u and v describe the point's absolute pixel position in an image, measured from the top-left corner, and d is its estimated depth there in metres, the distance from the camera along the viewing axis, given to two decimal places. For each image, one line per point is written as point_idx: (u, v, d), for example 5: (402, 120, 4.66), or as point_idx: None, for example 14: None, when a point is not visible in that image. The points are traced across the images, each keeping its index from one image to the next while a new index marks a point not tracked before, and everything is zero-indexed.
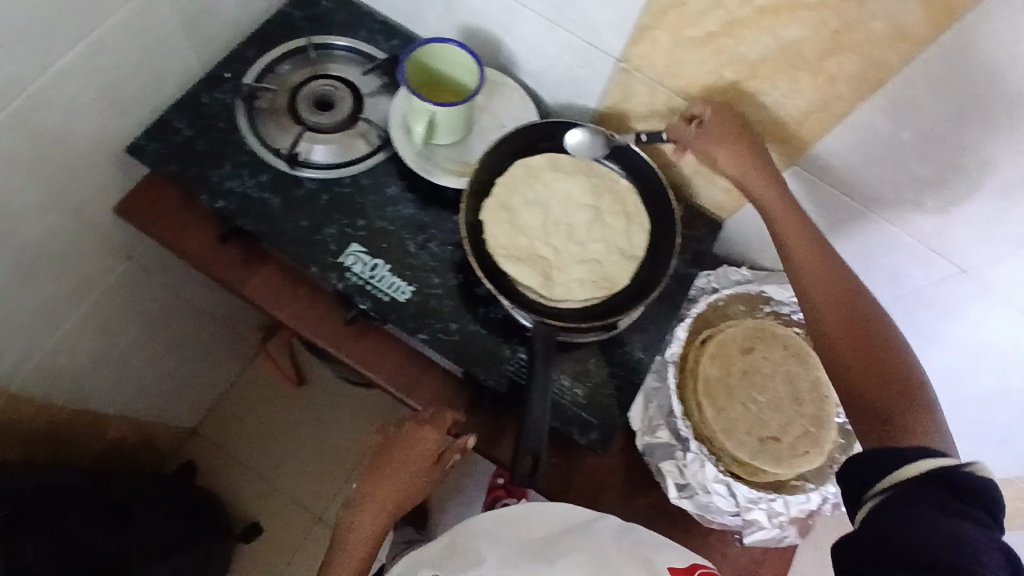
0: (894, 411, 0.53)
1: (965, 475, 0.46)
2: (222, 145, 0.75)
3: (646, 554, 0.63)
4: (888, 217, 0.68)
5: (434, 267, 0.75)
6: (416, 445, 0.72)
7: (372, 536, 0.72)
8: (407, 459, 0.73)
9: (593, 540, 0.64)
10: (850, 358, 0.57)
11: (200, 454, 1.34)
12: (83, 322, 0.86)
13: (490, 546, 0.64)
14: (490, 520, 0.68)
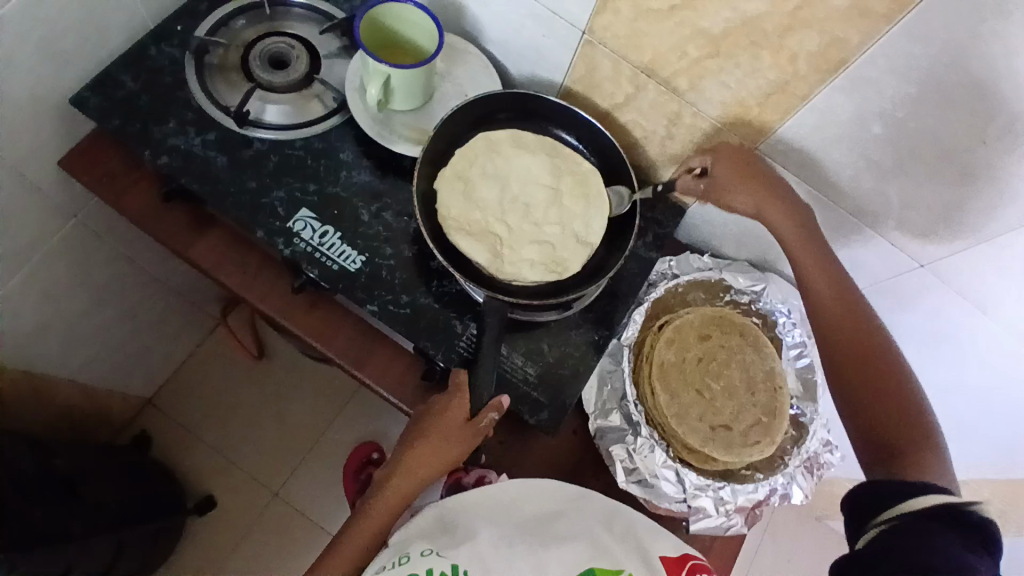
0: (899, 442, 0.60)
1: (969, 513, 0.48)
2: (168, 101, 0.72)
3: (641, 542, 0.61)
4: (848, 206, 0.69)
5: (388, 237, 0.73)
6: (446, 418, 0.63)
7: (372, 529, 0.62)
8: (422, 437, 0.63)
9: (589, 527, 0.60)
10: (866, 390, 0.63)
11: (155, 427, 1.30)
12: (26, 283, 0.83)
13: (483, 522, 0.59)
14: (481, 495, 0.62)
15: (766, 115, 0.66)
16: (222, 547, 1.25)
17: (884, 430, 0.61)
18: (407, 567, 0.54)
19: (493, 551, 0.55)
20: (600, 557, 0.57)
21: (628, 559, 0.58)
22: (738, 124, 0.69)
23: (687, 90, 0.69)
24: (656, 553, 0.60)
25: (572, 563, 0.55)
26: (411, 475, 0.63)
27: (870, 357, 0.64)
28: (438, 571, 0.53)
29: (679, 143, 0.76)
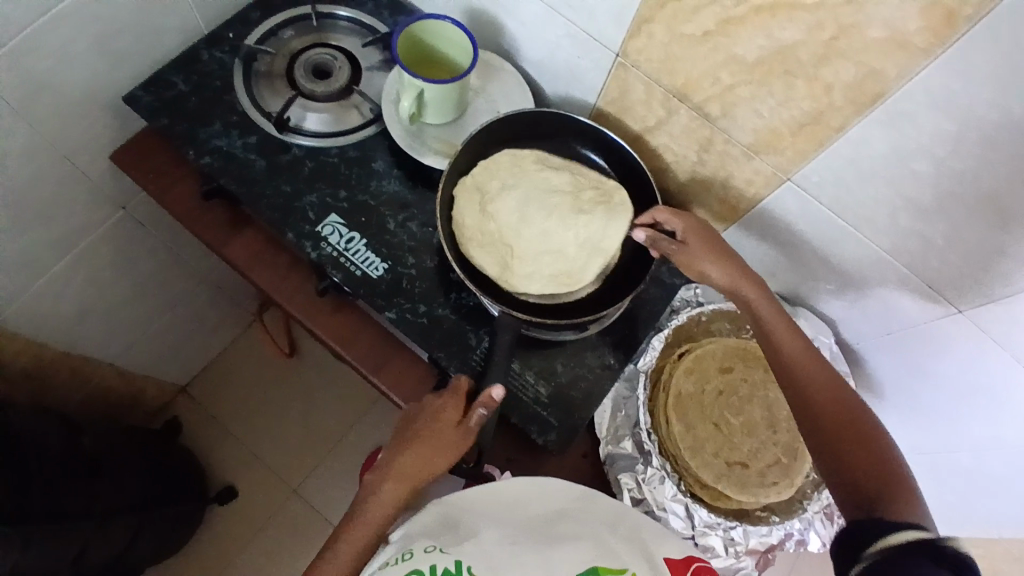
0: (874, 487, 0.53)
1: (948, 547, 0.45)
2: (215, 104, 0.76)
3: (648, 545, 0.56)
4: (885, 244, 0.67)
5: (412, 247, 0.74)
6: (438, 421, 0.63)
7: (365, 537, 0.60)
8: (415, 445, 0.62)
9: (594, 527, 0.56)
10: (825, 433, 0.57)
11: (185, 414, 1.35)
12: (73, 266, 0.88)
13: (486, 520, 0.56)
14: (485, 493, 0.60)
15: (800, 146, 0.64)
16: (238, 539, 1.28)
17: (856, 470, 0.54)
18: (410, 563, 0.52)
19: (494, 546, 0.52)
20: (605, 558, 0.52)
21: (633, 559, 0.53)
22: (771, 154, 0.67)
23: (719, 117, 0.68)
24: (663, 555, 0.55)
25: (576, 560, 0.51)
26: (404, 484, 0.62)
27: (827, 397, 0.59)
28: (441, 565, 0.50)
29: (710, 169, 0.75)
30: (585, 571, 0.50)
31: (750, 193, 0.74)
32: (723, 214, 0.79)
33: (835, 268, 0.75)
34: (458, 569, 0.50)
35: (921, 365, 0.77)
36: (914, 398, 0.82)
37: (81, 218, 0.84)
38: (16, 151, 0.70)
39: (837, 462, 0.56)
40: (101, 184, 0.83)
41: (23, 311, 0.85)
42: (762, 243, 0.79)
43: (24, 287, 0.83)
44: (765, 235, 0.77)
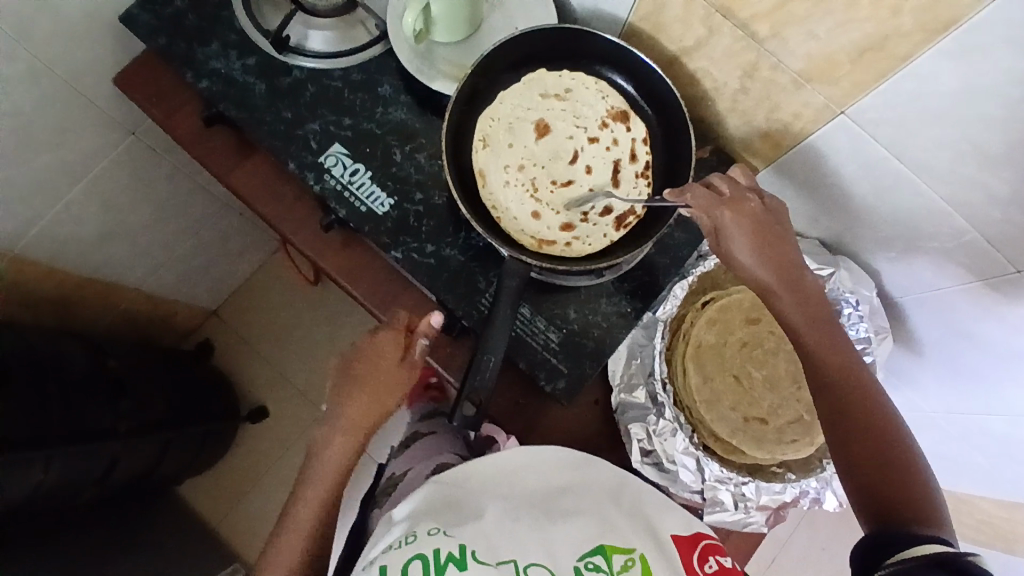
0: (888, 493, 0.51)
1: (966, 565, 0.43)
2: (212, 21, 0.70)
3: (647, 517, 0.58)
4: (942, 192, 0.60)
5: (421, 181, 0.69)
6: (377, 370, 0.66)
7: (325, 496, 0.68)
8: (357, 399, 0.67)
9: (594, 505, 0.57)
10: (852, 442, 0.53)
11: (216, 335, 1.39)
12: (84, 193, 0.87)
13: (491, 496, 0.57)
14: (485, 466, 0.59)
15: (858, 77, 0.56)
16: (268, 454, 1.34)
17: (878, 481, 0.51)
18: (412, 548, 0.48)
19: (501, 526, 0.53)
20: (608, 535, 0.53)
21: (636, 535, 0.54)
22: (824, 84, 0.59)
23: (767, 38, 0.59)
24: (667, 530, 0.57)
25: (583, 538, 0.53)
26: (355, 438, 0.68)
27: (856, 401, 0.54)
28: (445, 551, 0.48)
29: (753, 100, 0.66)
30: (591, 551, 0.52)
31: (797, 128, 0.66)
32: (765, 149, 0.71)
33: (886, 217, 0.68)
34: (463, 555, 0.48)
35: (966, 327, 0.72)
36: (956, 357, 0.77)
37: (88, 142, 0.82)
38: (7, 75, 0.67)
39: (859, 474, 0.53)
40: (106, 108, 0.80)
41: (40, 237, 0.86)
42: (806, 185, 0.72)
43: (38, 213, 0.83)
44: (807, 179, 0.70)
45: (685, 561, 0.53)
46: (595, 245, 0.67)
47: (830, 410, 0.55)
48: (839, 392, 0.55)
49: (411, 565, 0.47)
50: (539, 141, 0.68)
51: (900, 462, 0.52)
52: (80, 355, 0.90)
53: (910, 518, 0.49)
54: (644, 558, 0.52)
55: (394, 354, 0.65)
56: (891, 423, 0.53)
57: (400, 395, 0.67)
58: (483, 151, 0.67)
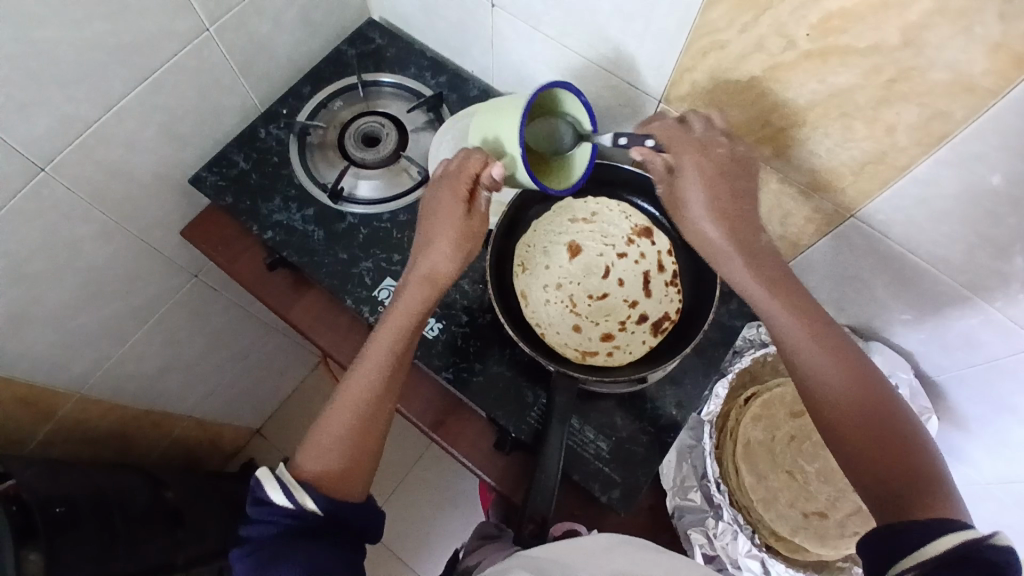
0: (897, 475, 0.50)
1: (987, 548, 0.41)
2: (273, 179, 0.80)
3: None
4: (962, 281, 0.63)
5: (466, 305, 0.75)
6: (443, 210, 0.61)
7: (359, 404, 0.61)
8: (428, 242, 0.63)
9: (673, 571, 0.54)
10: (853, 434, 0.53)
11: (259, 455, 1.41)
12: (149, 334, 0.94)
13: (580, 560, 0.55)
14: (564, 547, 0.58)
15: (862, 184, 0.62)
16: None
17: (884, 474, 0.50)
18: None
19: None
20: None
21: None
22: (833, 190, 0.65)
23: (772, 157, 0.66)
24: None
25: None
26: (442, 237, 0.62)
27: (856, 398, 0.54)
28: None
29: (765, 208, 0.72)
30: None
31: (811, 230, 0.71)
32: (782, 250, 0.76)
33: (910, 297, 0.70)
34: None
35: (1007, 401, 0.72)
36: (1006, 435, 0.75)
37: (158, 287, 0.90)
38: (92, 238, 0.76)
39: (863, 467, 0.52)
40: (173, 257, 0.88)
41: (105, 379, 0.92)
42: (831, 277, 0.75)
43: (106, 357, 0.90)
44: (831, 269, 0.74)
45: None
46: (635, 353, 0.70)
47: (817, 411, 0.56)
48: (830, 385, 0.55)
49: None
50: (573, 261, 0.73)
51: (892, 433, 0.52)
52: (137, 491, 0.93)
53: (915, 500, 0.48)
54: None
55: (465, 188, 0.60)
56: (894, 417, 0.53)
57: (472, 238, 0.63)
58: (522, 274, 0.73)
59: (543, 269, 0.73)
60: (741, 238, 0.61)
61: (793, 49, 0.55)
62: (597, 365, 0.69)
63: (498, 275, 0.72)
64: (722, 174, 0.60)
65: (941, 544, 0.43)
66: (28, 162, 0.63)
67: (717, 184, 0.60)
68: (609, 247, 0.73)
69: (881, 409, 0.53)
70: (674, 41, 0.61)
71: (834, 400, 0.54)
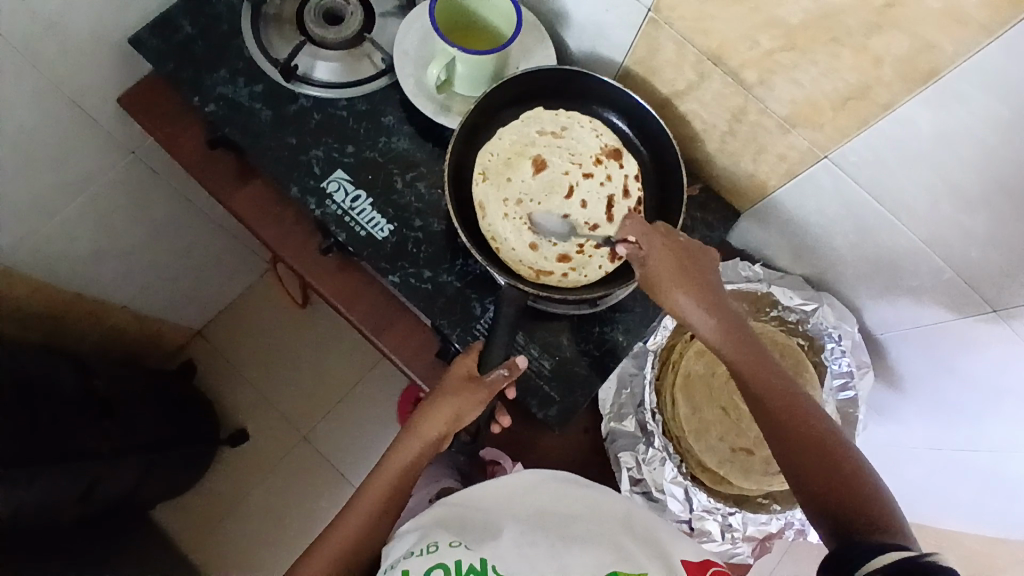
0: (844, 498, 0.50)
1: (929, 564, 0.41)
2: (221, 49, 0.72)
3: (663, 546, 0.56)
4: (921, 234, 0.62)
5: (420, 210, 0.71)
6: (450, 378, 0.64)
7: (376, 504, 0.63)
8: (446, 391, 0.63)
9: (602, 530, 0.57)
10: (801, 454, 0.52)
11: (201, 356, 1.35)
12: (83, 212, 0.87)
13: (500, 518, 0.59)
14: (489, 488, 0.63)
15: (841, 123, 0.59)
16: (248, 481, 1.29)
17: (832, 494, 0.50)
18: (434, 556, 0.53)
19: (512, 550, 0.54)
20: (622, 562, 0.53)
21: (650, 561, 0.54)
22: (809, 128, 0.61)
23: (755, 84, 0.62)
24: (678, 556, 0.55)
25: (595, 566, 0.52)
26: (456, 396, 0.63)
27: (799, 417, 0.53)
28: (467, 563, 0.52)
29: (740, 141, 0.69)
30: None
31: (782, 169, 0.68)
32: (751, 190, 0.74)
33: (867, 252, 0.70)
34: (483, 568, 0.52)
35: (949, 361, 0.71)
36: (938, 397, 0.76)
37: (94, 161, 0.82)
38: (22, 98, 0.68)
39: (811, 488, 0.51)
40: (112, 127, 0.81)
41: (34, 256, 0.85)
42: (793, 222, 0.73)
43: (36, 231, 0.83)
44: (794, 214, 0.72)
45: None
46: (590, 276, 0.68)
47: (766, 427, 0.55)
48: (771, 398, 0.54)
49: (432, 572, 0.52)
50: (536, 176, 0.69)
51: (826, 445, 0.52)
52: (64, 378, 0.88)
53: (865, 525, 0.48)
54: None
55: (463, 369, 0.64)
56: (830, 434, 0.53)
57: (477, 405, 0.63)
58: (482, 184, 0.69)
59: (501, 181, 0.69)
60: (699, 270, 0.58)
61: None
62: (550, 285, 0.67)
63: (456, 185, 0.69)
64: (684, 247, 0.59)
65: (890, 560, 0.43)
66: None
67: (677, 248, 0.58)
68: (574, 166, 0.70)
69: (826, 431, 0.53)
70: None
71: (774, 409, 0.54)
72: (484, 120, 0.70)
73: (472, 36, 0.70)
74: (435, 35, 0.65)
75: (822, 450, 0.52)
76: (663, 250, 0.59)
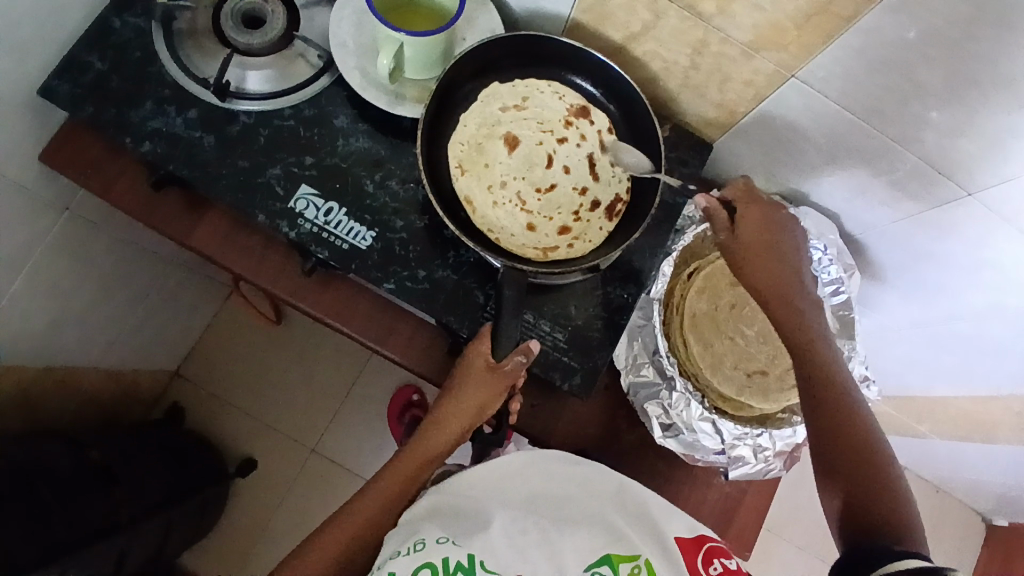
0: (874, 500, 0.55)
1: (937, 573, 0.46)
2: (141, 80, 0.66)
3: (654, 522, 0.60)
4: (894, 135, 0.64)
5: (398, 208, 0.68)
6: (469, 365, 0.66)
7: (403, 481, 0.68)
8: (464, 380, 0.67)
9: (594, 512, 0.60)
10: (838, 448, 0.58)
11: (184, 395, 1.30)
12: (31, 285, 0.80)
13: (492, 503, 0.60)
14: (483, 471, 0.63)
15: (805, 40, 0.58)
16: (266, 506, 1.27)
17: (866, 490, 0.55)
18: (422, 555, 0.53)
19: (502, 542, 0.55)
20: (615, 544, 0.56)
21: (642, 542, 0.57)
22: (773, 51, 0.61)
23: (714, 15, 0.60)
24: (671, 533, 0.59)
25: (586, 550, 0.55)
26: (474, 384, 0.66)
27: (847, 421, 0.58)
28: (455, 560, 0.53)
29: (705, 74, 0.68)
30: (598, 562, 0.54)
31: (750, 94, 0.68)
32: (720, 119, 0.74)
33: (842, 161, 0.70)
34: (471, 564, 0.52)
35: (926, 249, 0.74)
36: (920, 283, 0.80)
37: (29, 227, 0.75)
38: None
39: (847, 479, 0.57)
40: (39, 187, 0.73)
41: None
42: (764, 144, 0.74)
43: None
44: (765, 137, 0.72)
45: (690, 563, 0.56)
46: (595, 240, 0.67)
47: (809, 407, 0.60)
48: (826, 388, 0.59)
49: (421, 572, 0.52)
50: (513, 155, 0.67)
51: (873, 458, 0.57)
52: (58, 459, 0.84)
53: (887, 529, 0.53)
54: (649, 565, 0.55)
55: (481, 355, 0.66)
56: (873, 438, 0.58)
57: (496, 393, 0.67)
58: (463, 178, 0.67)
59: (480, 168, 0.67)
60: (763, 250, 0.64)
61: None
62: (558, 259, 0.67)
63: (439, 184, 0.67)
64: (773, 244, 0.65)
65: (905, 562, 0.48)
66: None
67: (762, 246, 0.64)
68: (546, 136, 0.68)
69: (866, 432, 0.58)
70: None
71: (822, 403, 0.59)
72: (445, 110, 0.68)
73: (412, 15, 0.65)
74: (375, 20, 0.60)
75: (865, 456, 0.57)
76: (749, 234, 0.65)
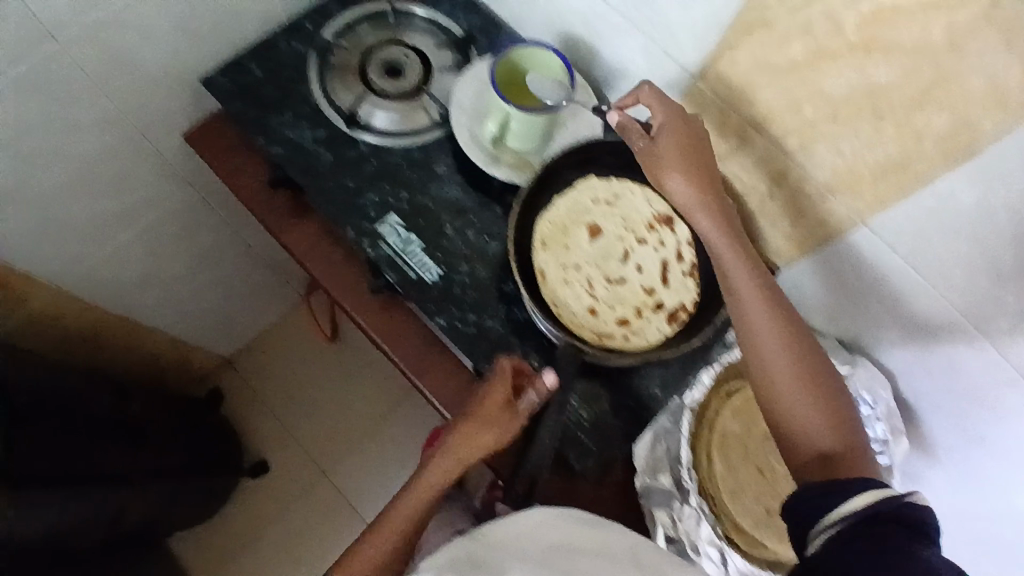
0: (835, 452, 0.52)
1: (907, 508, 0.45)
2: (289, 95, 0.77)
3: None
4: (958, 304, 0.63)
5: (468, 256, 0.74)
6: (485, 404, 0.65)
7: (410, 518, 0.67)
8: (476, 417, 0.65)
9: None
10: (791, 396, 0.54)
11: (228, 384, 1.37)
12: (134, 240, 0.91)
13: None
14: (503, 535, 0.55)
15: (881, 191, 0.61)
16: (264, 514, 1.29)
17: (827, 443, 0.52)
18: None
19: None
20: None
21: None
22: (848, 195, 0.63)
23: (797, 150, 0.64)
24: None
25: None
26: (487, 424, 0.65)
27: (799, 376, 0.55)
28: None
29: (780, 204, 0.71)
30: None
31: (820, 232, 0.70)
32: (788, 252, 0.76)
33: (904, 320, 0.70)
34: None
35: (977, 431, 0.71)
36: (969, 469, 0.74)
37: (153, 191, 0.87)
38: (92, 126, 0.73)
39: (807, 424, 0.54)
40: (173, 160, 0.85)
41: (84, 278, 0.89)
42: (827, 284, 0.75)
43: (87, 256, 0.86)
44: (829, 278, 0.74)
45: None
46: (650, 339, 0.69)
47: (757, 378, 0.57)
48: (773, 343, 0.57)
49: None
50: (593, 243, 0.72)
51: (833, 410, 0.54)
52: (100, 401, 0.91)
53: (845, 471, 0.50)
54: None
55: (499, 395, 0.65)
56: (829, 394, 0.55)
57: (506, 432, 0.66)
58: (542, 252, 0.72)
59: (559, 248, 0.72)
60: (721, 213, 0.61)
61: (841, 37, 0.54)
62: (611, 349, 0.69)
63: (520, 251, 0.71)
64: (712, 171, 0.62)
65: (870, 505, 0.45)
66: (39, 28, 0.60)
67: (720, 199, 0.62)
68: (627, 234, 0.73)
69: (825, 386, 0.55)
70: (723, 16, 0.62)
71: (772, 367, 0.56)
72: (543, 189, 0.74)
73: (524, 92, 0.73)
74: (495, 93, 0.69)
75: (824, 409, 0.54)
76: (675, 155, 0.62)
